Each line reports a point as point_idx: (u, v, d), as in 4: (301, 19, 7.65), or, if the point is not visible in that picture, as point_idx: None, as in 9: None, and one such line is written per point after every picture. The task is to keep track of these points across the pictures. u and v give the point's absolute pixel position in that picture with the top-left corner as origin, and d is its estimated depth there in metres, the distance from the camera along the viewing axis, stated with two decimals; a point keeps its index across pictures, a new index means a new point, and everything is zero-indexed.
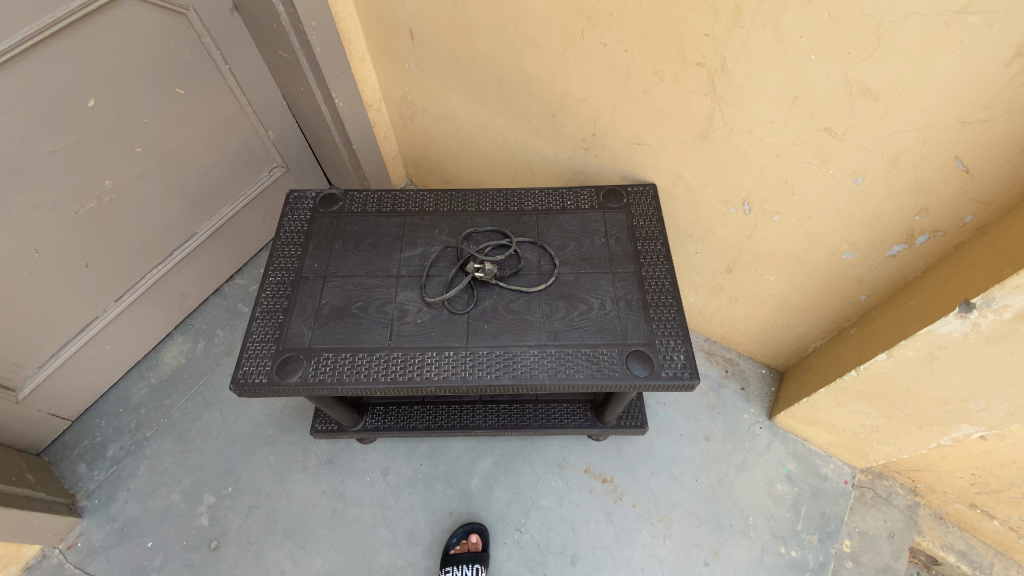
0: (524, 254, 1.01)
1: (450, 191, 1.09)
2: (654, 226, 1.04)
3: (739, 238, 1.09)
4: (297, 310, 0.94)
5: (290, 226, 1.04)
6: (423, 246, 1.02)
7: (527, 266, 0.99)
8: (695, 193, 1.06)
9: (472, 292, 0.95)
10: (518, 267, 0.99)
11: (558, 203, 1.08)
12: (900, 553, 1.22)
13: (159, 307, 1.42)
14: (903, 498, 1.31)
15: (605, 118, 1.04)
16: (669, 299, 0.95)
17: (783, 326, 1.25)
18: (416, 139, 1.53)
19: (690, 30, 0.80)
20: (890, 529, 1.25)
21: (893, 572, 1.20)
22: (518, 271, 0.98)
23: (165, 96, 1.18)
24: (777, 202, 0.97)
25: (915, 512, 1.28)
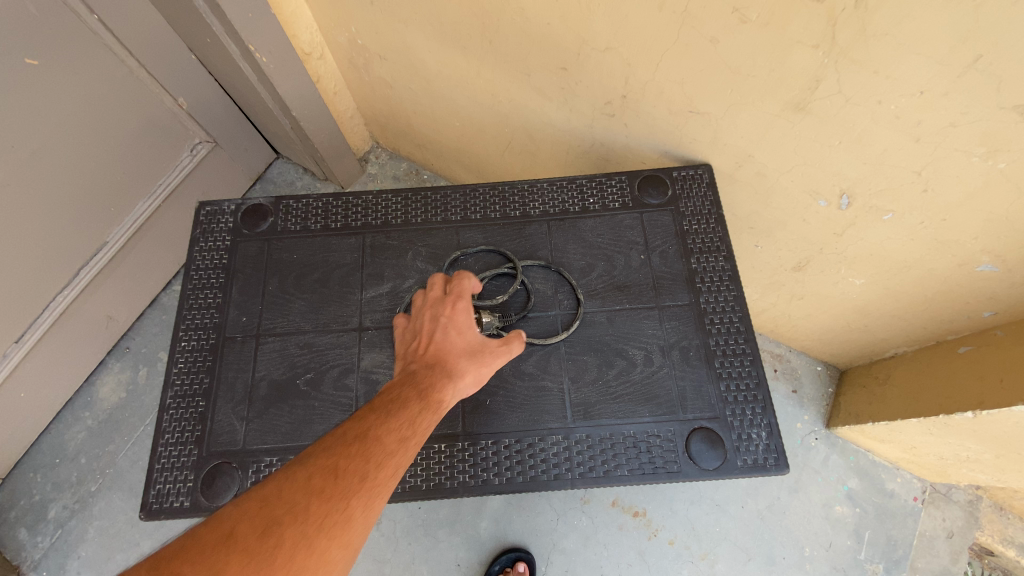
0: (534, 288, 0.72)
1: (424, 191, 0.77)
2: (712, 231, 0.74)
3: (821, 235, 0.80)
4: (222, 392, 0.68)
5: (204, 259, 0.75)
6: (393, 281, 0.73)
7: (538, 304, 0.71)
8: (768, 179, 0.76)
9: None
10: (527, 308, 0.70)
11: (577, 202, 0.77)
12: (959, 555, 1.07)
13: (79, 336, 1.15)
14: (963, 491, 1.11)
15: (642, 76, 0.70)
16: (739, 346, 0.68)
17: (857, 328, 0.99)
18: (375, 95, 1.16)
19: None
20: (948, 529, 1.08)
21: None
22: (527, 315, 0.70)
23: (7, 71, 0.84)
24: (893, 196, 0.67)
25: (975, 504, 1.10)
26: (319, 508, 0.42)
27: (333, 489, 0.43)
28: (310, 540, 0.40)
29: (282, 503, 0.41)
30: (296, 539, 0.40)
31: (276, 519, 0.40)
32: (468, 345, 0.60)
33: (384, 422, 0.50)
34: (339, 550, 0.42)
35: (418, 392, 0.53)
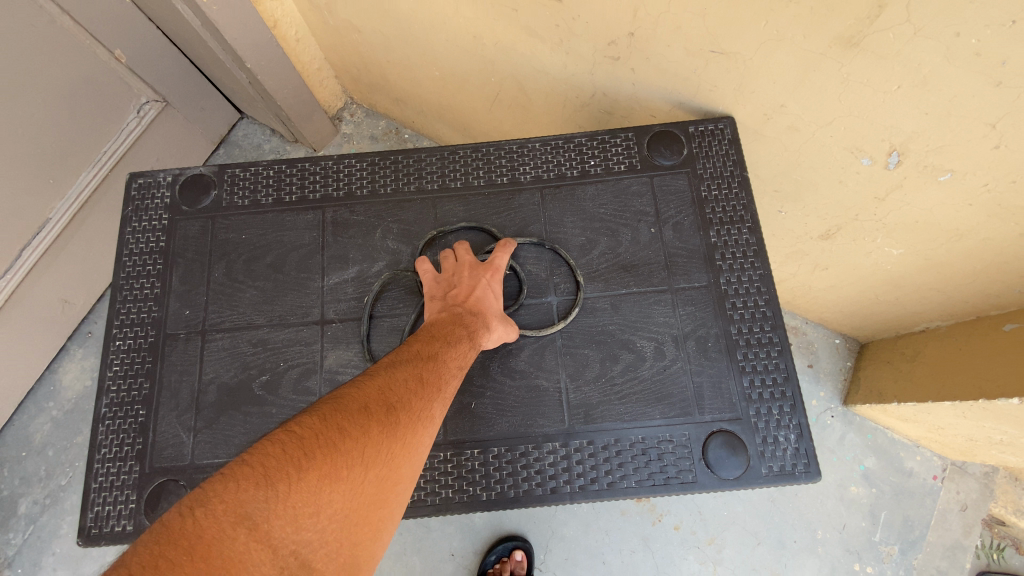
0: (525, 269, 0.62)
1: (394, 155, 0.65)
2: (734, 197, 0.63)
3: (858, 200, 0.69)
4: (166, 399, 0.59)
5: (137, 242, 0.63)
6: (360, 264, 0.62)
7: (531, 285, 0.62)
8: (801, 135, 0.64)
9: None
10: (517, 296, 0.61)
11: (576, 164, 0.65)
12: (972, 529, 1.01)
13: (32, 323, 1.05)
14: (978, 463, 1.03)
15: (654, 6, 0.57)
16: (765, 334, 0.59)
17: (886, 300, 0.90)
18: (343, 43, 1.01)
19: None
20: (961, 502, 1.02)
21: (962, 550, 1.01)
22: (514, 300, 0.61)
23: None
24: (955, 153, 0.56)
25: (992, 479, 1.02)
26: (420, 403, 0.46)
27: (429, 390, 0.47)
28: (418, 424, 0.45)
29: (393, 393, 0.45)
30: (411, 422, 0.44)
31: (392, 403, 0.44)
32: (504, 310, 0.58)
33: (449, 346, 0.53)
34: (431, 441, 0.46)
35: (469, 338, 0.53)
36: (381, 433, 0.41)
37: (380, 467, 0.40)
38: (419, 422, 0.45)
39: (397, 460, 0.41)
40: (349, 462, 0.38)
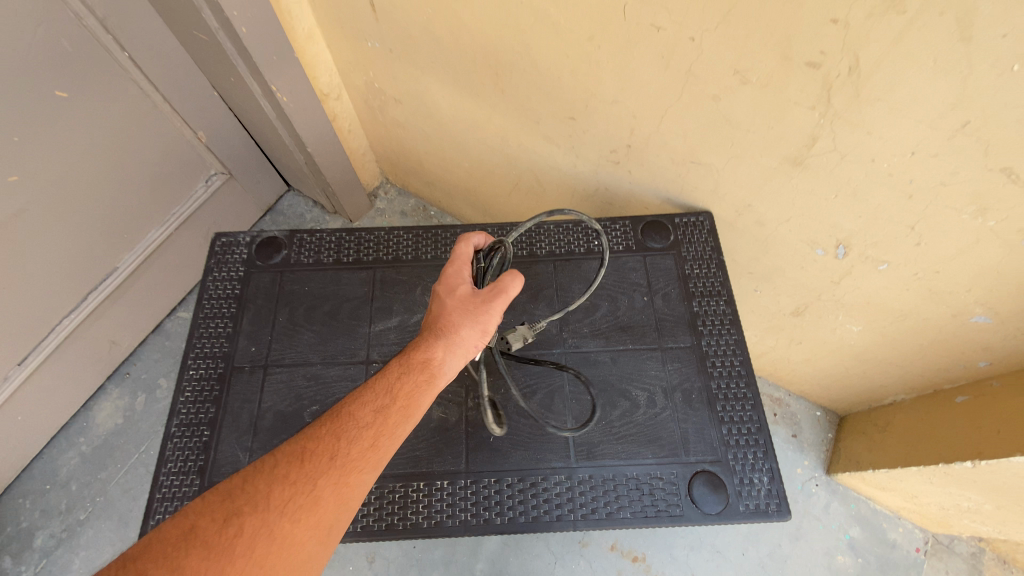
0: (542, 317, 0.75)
1: (434, 230, 0.80)
2: (713, 276, 0.77)
3: (819, 283, 0.83)
4: (228, 422, 0.68)
5: (216, 289, 0.76)
6: (401, 315, 0.75)
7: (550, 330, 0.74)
8: (767, 228, 0.79)
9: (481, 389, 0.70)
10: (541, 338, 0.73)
11: (583, 243, 0.79)
12: None
13: (81, 361, 1.15)
14: (962, 540, 1.08)
15: (647, 127, 0.74)
16: (740, 390, 0.70)
17: (855, 374, 1.01)
18: (388, 135, 1.21)
19: (805, 14, 0.51)
20: None
21: None
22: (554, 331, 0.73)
23: (41, 105, 0.87)
24: (888, 249, 0.70)
25: (979, 559, 1.07)
26: (297, 487, 0.47)
27: (287, 484, 0.47)
28: (294, 513, 0.46)
29: (259, 485, 0.47)
30: (278, 516, 0.46)
31: (255, 504, 0.46)
32: (462, 299, 0.60)
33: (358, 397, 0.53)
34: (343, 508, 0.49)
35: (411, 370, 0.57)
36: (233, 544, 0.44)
37: None
38: (296, 507, 0.47)
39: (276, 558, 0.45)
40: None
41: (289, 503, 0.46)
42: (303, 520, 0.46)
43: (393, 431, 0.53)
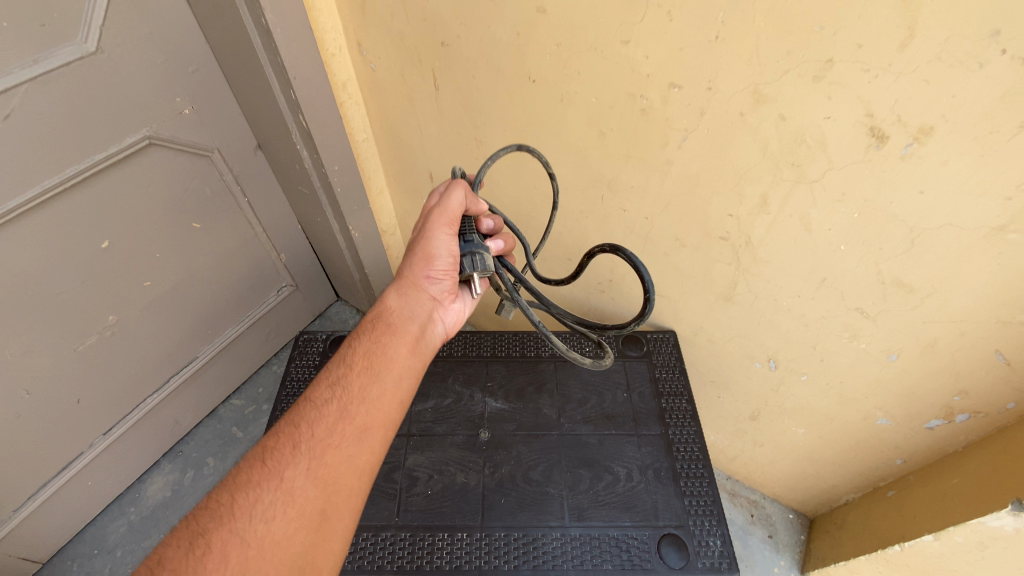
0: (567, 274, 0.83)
1: (463, 335, 1.10)
2: (677, 379, 1.01)
3: (763, 389, 1.05)
4: None
5: (298, 372, 1.01)
6: (435, 398, 1.01)
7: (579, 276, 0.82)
8: (717, 344, 1.04)
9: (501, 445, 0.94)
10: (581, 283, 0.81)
11: (576, 349, 1.06)
12: None
13: (149, 436, 1.34)
14: None
15: (623, 268, 1.03)
16: (698, 469, 0.90)
17: (812, 474, 1.18)
18: None
19: (713, 210, 0.81)
20: None
21: None
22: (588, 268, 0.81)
23: (181, 232, 1.18)
24: (804, 364, 0.94)
25: None
26: (263, 484, 0.57)
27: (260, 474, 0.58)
28: (269, 507, 0.55)
29: (225, 496, 0.56)
30: (248, 518, 0.54)
31: (220, 517, 0.54)
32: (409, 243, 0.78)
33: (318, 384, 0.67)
34: (324, 484, 0.58)
35: (371, 347, 0.71)
36: (210, 558, 0.51)
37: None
38: (268, 501, 0.56)
39: (268, 553, 0.53)
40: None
41: (258, 502, 0.55)
42: (277, 511, 0.55)
43: (353, 395, 0.66)
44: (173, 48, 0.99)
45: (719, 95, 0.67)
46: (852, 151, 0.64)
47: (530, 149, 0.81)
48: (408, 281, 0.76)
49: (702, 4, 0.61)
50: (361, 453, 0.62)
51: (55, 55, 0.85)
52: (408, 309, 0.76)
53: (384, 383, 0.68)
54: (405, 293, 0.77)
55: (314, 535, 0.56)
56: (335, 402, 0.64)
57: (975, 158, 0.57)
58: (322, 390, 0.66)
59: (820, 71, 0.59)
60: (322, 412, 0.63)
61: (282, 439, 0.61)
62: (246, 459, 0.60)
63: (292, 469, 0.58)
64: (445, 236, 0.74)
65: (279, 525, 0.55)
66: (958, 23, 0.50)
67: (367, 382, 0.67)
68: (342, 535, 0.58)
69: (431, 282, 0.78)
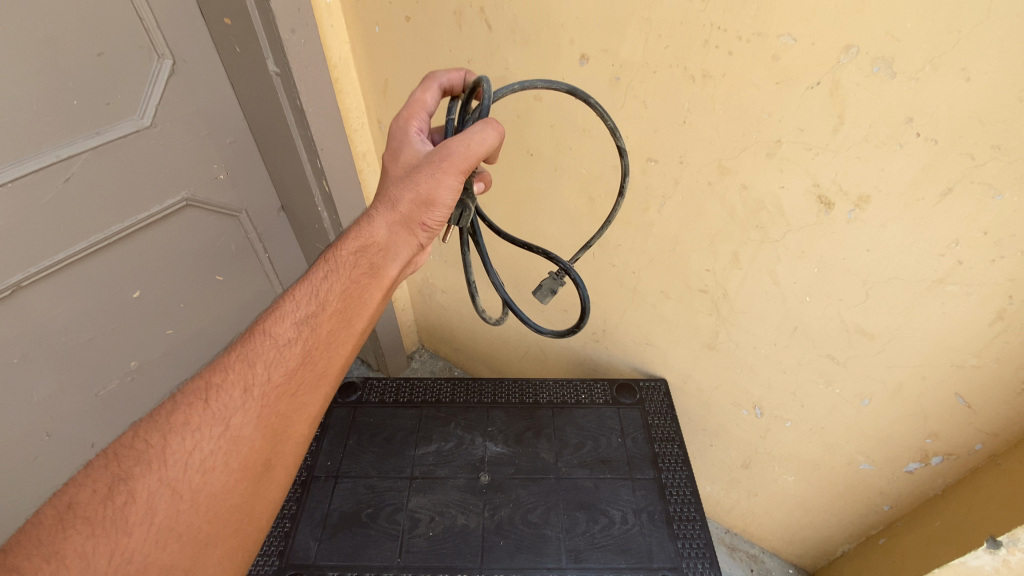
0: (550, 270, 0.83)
1: (464, 382, 1.16)
2: (669, 425, 1.06)
3: (752, 436, 1.10)
4: (305, 517, 0.95)
5: None
6: (437, 441, 1.06)
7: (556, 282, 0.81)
8: (706, 392, 1.10)
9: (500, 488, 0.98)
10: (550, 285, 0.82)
11: (573, 396, 1.12)
12: None
13: None
14: None
15: (615, 318, 1.11)
16: (690, 512, 0.94)
17: (806, 525, 1.19)
18: (430, 313, 1.61)
19: (692, 265, 0.90)
20: None
21: None
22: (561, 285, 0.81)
23: (205, 283, 1.27)
24: (787, 410, 1.00)
25: None
26: (205, 430, 0.52)
27: (204, 415, 0.52)
28: (210, 452, 0.51)
29: (160, 433, 0.51)
30: (183, 466, 0.50)
31: (150, 460, 0.49)
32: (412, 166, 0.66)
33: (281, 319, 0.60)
34: (273, 435, 0.55)
35: (346, 287, 0.62)
36: (134, 506, 0.47)
37: (120, 527, 0.46)
38: (208, 450, 0.51)
39: (203, 507, 0.50)
40: (78, 558, 0.44)
41: (197, 450, 0.51)
42: (219, 461, 0.51)
43: (319, 342, 0.60)
44: (215, 123, 1.13)
45: (690, 168, 0.79)
46: (806, 215, 0.74)
47: (585, 95, 0.66)
48: (404, 217, 0.64)
49: (670, 96, 0.74)
50: (316, 403, 0.59)
51: (115, 128, 0.97)
52: (393, 248, 0.66)
53: (352, 329, 0.63)
54: (396, 229, 0.65)
55: (255, 486, 0.53)
56: (299, 347, 0.58)
57: (909, 221, 0.67)
58: (285, 327, 0.59)
59: (770, 149, 0.71)
60: (283, 355, 0.57)
61: (231, 378, 0.55)
62: (185, 394, 0.54)
63: (239, 416, 0.53)
64: (452, 185, 0.63)
65: (219, 477, 0.51)
66: (875, 114, 0.62)
67: (337, 327, 0.61)
68: (282, 481, 0.56)
69: (427, 227, 0.66)
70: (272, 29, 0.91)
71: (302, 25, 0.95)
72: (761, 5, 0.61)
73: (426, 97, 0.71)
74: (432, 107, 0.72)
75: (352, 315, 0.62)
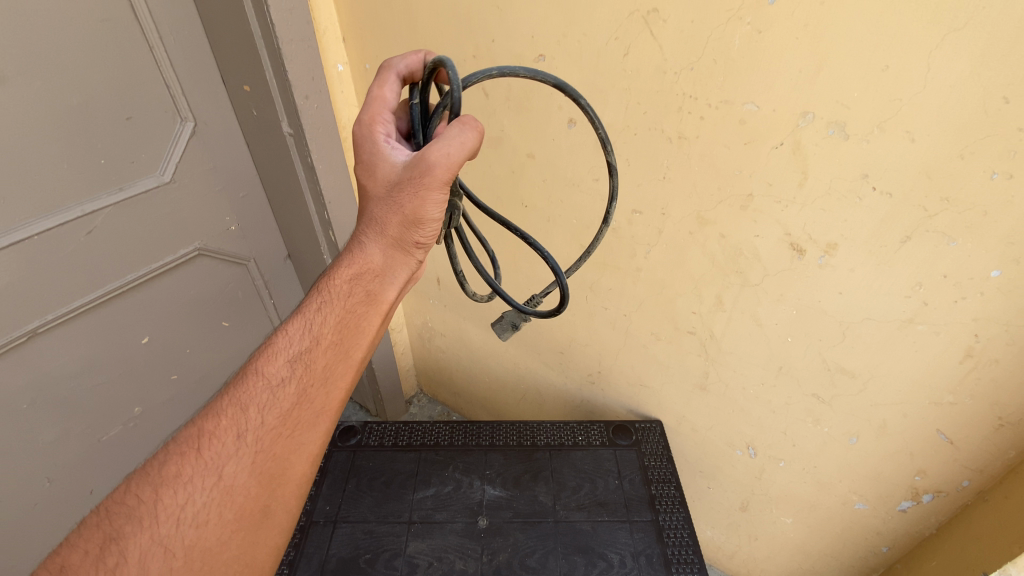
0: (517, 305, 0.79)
1: (463, 425, 1.18)
2: (665, 466, 1.07)
3: (748, 477, 1.11)
4: (303, 563, 0.95)
5: None
6: (436, 484, 1.07)
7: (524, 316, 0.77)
8: (700, 433, 1.12)
9: (498, 533, 0.98)
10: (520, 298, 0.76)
11: (570, 438, 1.13)
12: None
13: None
14: None
15: (609, 360, 1.15)
16: (689, 555, 0.94)
17: (809, 570, 1.18)
18: (429, 357, 1.64)
19: (679, 307, 0.95)
20: None
21: None
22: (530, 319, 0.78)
23: (211, 330, 1.31)
24: (779, 449, 1.02)
25: None
26: (196, 482, 0.52)
27: (194, 469, 0.53)
28: (201, 506, 0.52)
29: (151, 489, 0.52)
30: (175, 522, 0.51)
31: (142, 517, 0.50)
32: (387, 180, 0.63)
33: (273, 358, 0.59)
34: (268, 480, 0.55)
35: (340, 320, 0.61)
36: (126, 566, 0.48)
37: None
38: (200, 502, 0.52)
39: (197, 561, 0.50)
40: None
41: (189, 503, 0.52)
42: (211, 513, 0.52)
43: (313, 378, 0.59)
44: (229, 179, 1.21)
45: (672, 218, 0.85)
46: (781, 261, 0.79)
47: (574, 94, 0.60)
48: (395, 240, 0.63)
49: (651, 154, 0.81)
50: (314, 443, 0.58)
51: (137, 185, 1.03)
52: (388, 272, 0.64)
53: (350, 360, 0.61)
54: (390, 252, 0.64)
55: (252, 535, 0.54)
56: (292, 386, 0.57)
57: (875, 266, 0.72)
58: (278, 366, 0.58)
59: (744, 202, 0.77)
60: (276, 397, 0.57)
61: (223, 424, 0.55)
62: (177, 443, 0.54)
63: (231, 465, 0.53)
64: (439, 202, 0.61)
65: (213, 529, 0.52)
66: (833, 170, 0.68)
67: (333, 361, 0.60)
68: (284, 525, 0.57)
69: (421, 245, 0.65)
70: (288, 96, 1.00)
71: (316, 92, 1.04)
72: (725, 77, 0.69)
73: (386, 94, 0.66)
74: (393, 104, 0.67)
75: (349, 348, 0.61)
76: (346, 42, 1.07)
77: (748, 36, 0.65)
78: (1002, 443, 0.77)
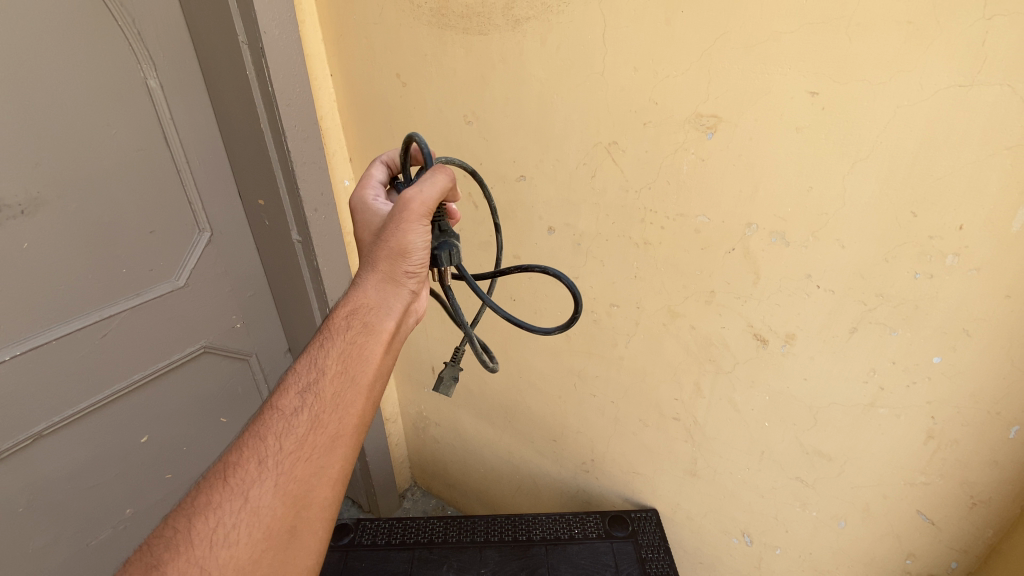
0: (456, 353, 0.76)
1: (458, 520, 1.17)
2: (663, 558, 1.06)
3: (746, 566, 1.10)
4: None
5: None
6: None
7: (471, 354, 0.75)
8: (695, 521, 1.12)
9: None
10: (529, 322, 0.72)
11: (566, 531, 1.13)
12: None
13: None
14: None
15: (601, 447, 1.17)
16: None
17: None
18: (424, 447, 1.64)
19: (662, 394, 1.00)
20: None
21: None
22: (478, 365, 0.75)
23: (209, 426, 1.33)
24: (773, 536, 1.02)
25: None
26: (225, 507, 0.54)
27: (221, 496, 0.54)
28: (230, 527, 0.53)
29: (181, 522, 0.53)
30: (208, 545, 0.52)
31: (177, 547, 0.51)
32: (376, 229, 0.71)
33: (287, 391, 0.62)
34: (292, 501, 0.56)
35: (345, 350, 0.64)
36: None
37: None
38: (230, 524, 0.53)
39: None
40: None
41: (219, 526, 0.53)
42: (241, 535, 0.53)
43: (325, 403, 0.60)
44: (238, 280, 1.29)
45: (646, 311, 0.94)
46: (748, 350, 0.86)
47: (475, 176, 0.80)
48: (387, 274, 0.68)
49: (623, 257, 0.91)
50: (334, 464, 0.59)
51: (153, 290, 1.11)
52: (387, 303, 0.67)
53: (362, 383, 0.63)
54: (383, 286, 0.68)
55: (283, 554, 0.54)
56: (306, 413, 0.59)
57: (832, 354, 0.79)
58: (291, 398, 0.60)
59: (707, 297, 0.86)
60: (292, 424, 0.58)
61: (246, 454, 0.57)
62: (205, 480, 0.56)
63: (257, 488, 0.55)
64: (422, 229, 0.66)
65: (244, 549, 0.52)
66: (781, 271, 0.78)
67: (342, 388, 0.62)
68: (312, 546, 0.57)
69: (411, 274, 0.69)
70: (299, 209, 1.12)
71: (323, 204, 1.16)
72: (678, 195, 0.80)
73: (375, 172, 0.79)
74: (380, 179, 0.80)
75: (356, 374, 0.63)
76: (352, 162, 1.22)
77: (694, 163, 0.77)
78: (981, 522, 0.80)
